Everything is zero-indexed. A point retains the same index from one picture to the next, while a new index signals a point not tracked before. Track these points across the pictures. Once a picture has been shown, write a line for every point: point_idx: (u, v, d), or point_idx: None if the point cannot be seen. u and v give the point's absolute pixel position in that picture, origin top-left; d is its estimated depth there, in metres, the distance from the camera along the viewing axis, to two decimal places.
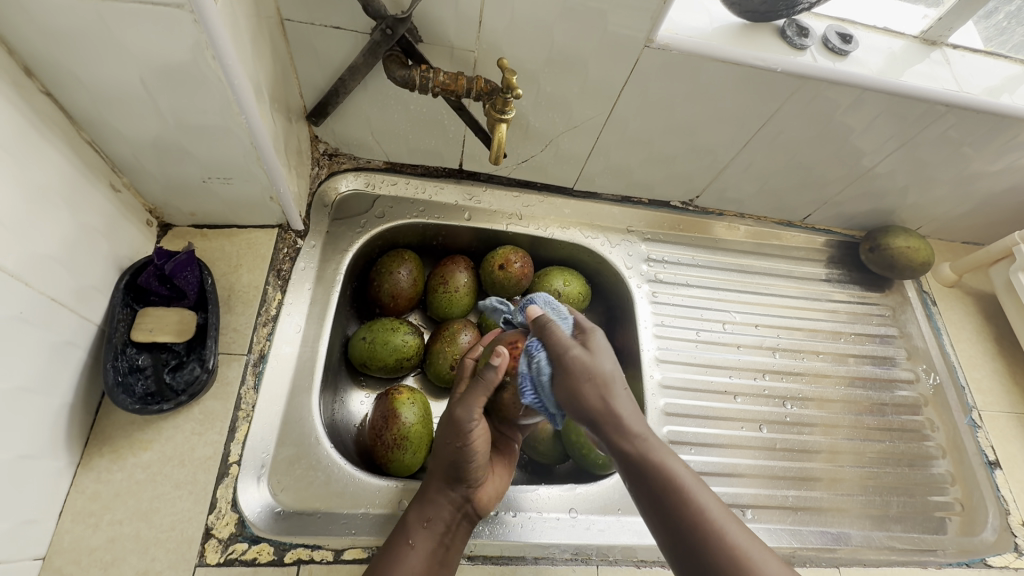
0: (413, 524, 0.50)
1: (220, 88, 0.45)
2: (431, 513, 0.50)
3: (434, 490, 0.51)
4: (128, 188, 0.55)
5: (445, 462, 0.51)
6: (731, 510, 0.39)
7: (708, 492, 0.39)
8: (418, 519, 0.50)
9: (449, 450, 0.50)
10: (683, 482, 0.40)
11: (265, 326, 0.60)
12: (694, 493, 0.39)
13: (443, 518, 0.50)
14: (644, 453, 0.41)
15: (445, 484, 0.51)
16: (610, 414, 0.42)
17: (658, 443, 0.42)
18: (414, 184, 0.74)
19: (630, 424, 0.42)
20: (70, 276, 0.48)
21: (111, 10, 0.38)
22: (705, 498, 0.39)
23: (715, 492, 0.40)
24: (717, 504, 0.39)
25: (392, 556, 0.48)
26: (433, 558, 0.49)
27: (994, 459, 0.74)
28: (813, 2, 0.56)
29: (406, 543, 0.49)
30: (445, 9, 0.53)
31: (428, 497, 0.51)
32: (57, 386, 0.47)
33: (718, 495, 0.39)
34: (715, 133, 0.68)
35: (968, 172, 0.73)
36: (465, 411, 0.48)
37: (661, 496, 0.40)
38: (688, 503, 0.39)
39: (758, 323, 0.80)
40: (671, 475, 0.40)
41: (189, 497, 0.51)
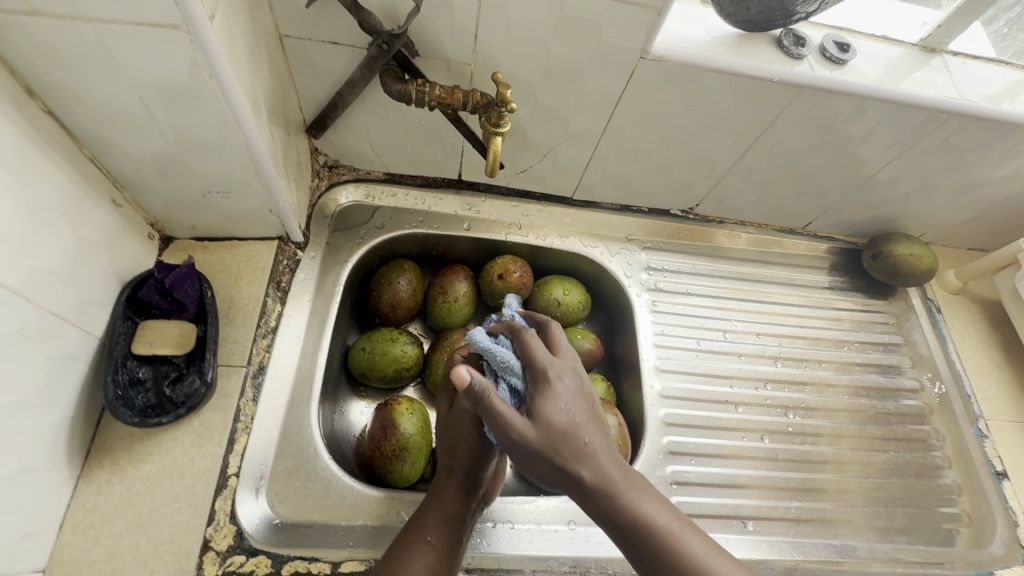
0: (432, 521, 0.49)
1: (217, 105, 0.46)
2: (450, 510, 0.49)
3: (446, 487, 0.50)
4: (130, 204, 0.56)
5: (459, 462, 0.50)
6: (706, 541, 0.40)
7: (679, 522, 0.41)
8: (436, 516, 0.49)
9: (463, 449, 0.49)
10: (667, 529, 0.40)
11: (264, 338, 0.61)
12: (681, 539, 0.40)
13: (458, 515, 0.50)
14: (627, 505, 0.40)
15: (458, 483, 0.50)
16: (586, 458, 0.40)
17: (637, 485, 0.41)
18: (413, 195, 0.74)
19: (619, 474, 0.41)
20: (71, 290, 0.49)
21: (109, 31, 0.39)
22: (691, 542, 0.40)
23: (694, 526, 0.41)
24: (693, 540, 0.40)
25: (412, 551, 0.47)
26: (450, 555, 0.48)
27: (1001, 470, 0.73)
28: (810, 10, 0.55)
29: (424, 539, 0.48)
30: (441, 23, 0.54)
31: (442, 495, 0.50)
32: (58, 399, 0.48)
33: (699, 533, 0.41)
34: (713, 142, 0.68)
35: (970, 179, 0.73)
36: (466, 406, 0.49)
37: (652, 551, 0.39)
38: (674, 549, 0.39)
39: (760, 332, 0.79)
40: (655, 523, 0.40)
41: (188, 509, 0.51)
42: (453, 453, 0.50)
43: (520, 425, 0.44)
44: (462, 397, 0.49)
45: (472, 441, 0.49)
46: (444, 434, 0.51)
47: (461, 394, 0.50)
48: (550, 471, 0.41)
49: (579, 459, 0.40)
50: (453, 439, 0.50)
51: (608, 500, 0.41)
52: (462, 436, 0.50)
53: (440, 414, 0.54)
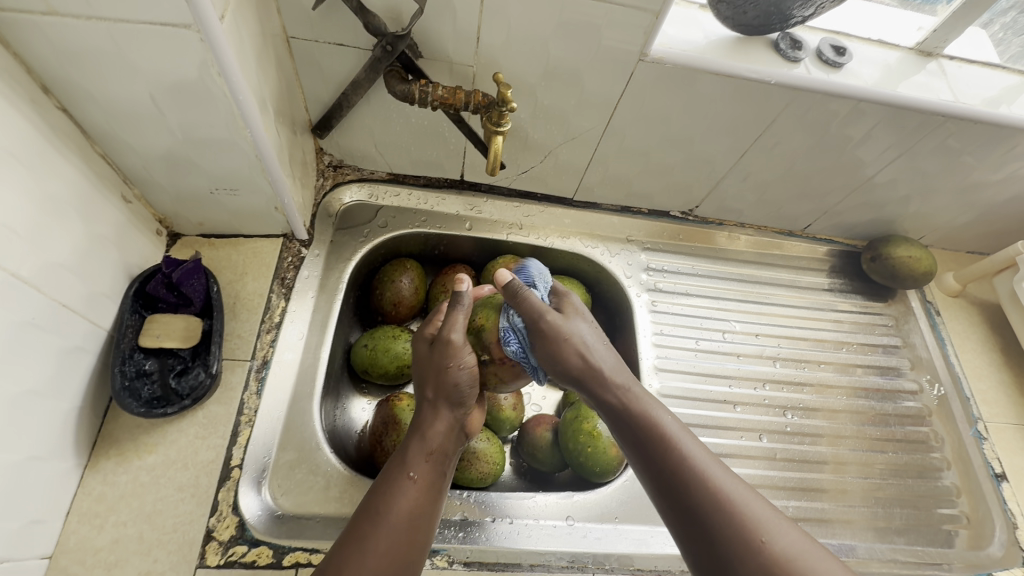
0: (415, 456, 0.46)
1: (226, 103, 0.47)
2: (431, 445, 0.47)
3: (431, 421, 0.48)
4: (138, 200, 0.57)
5: (442, 392, 0.48)
6: (706, 452, 0.44)
7: (687, 438, 0.44)
8: (418, 452, 0.46)
9: (448, 378, 0.48)
10: (669, 431, 0.44)
11: (268, 333, 0.62)
12: (679, 442, 0.44)
13: (442, 449, 0.47)
14: (636, 406, 0.46)
15: (443, 414, 0.48)
16: (602, 372, 0.47)
17: (650, 399, 0.47)
18: (416, 195, 0.75)
19: (628, 383, 0.47)
20: (81, 283, 0.50)
21: (122, 30, 0.40)
22: (687, 445, 0.44)
23: (695, 438, 0.45)
24: (700, 451, 0.43)
25: (396, 488, 0.44)
26: (435, 491, 0.46)
27: (1000, 471, 0.73)
28: (806, 15, 0.57)
29: (407, 476, 0.45)
30: (445, 25, 0.55)
31: (425, 429, 0.48)
32: (66, 390, 0.49)
33: (699, 444, 0.44)
34: (712, 143, 0.68)
35: (968, 182, 0.73)
36: (455, 334, 0.48)
37: (654, 453, 0.44)
38: (671, 449, 0.43)
39: (759, 333, 0.80)
40: (658, 427, 0.45)
41: (191, 500, 0.52)
42: (436, 383, 0.48)
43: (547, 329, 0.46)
44: (451, 325, 0.49)
45: (458, 354, 0.48)
46: (430, 366, 0.49)
47: (448, 324, 0.49)
48: (572, 368, 0.47)
49: (599, 358, 0.47)
50: (438, 370, 0.49)
51: (617, 403, 0.46)
52: (447, 366, 0.48)
53: (418, 355, 0.51)
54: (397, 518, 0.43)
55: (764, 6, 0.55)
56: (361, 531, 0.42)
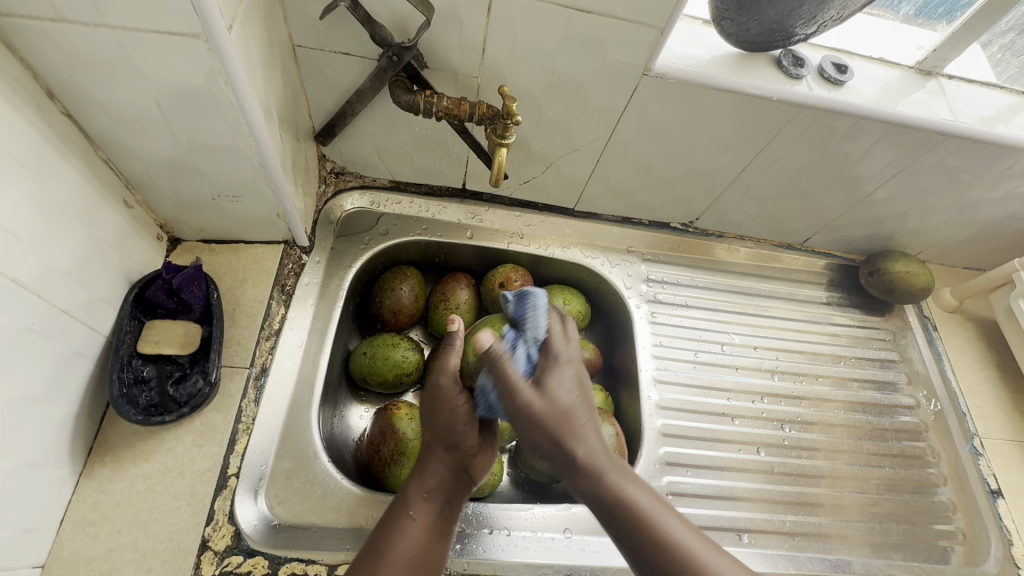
0: (413, 495, 0.47)
1: (231, 111, 0.47)
2: (429, 483, 0.48)
3: (429, 463, 0.49)
4: (140, 205, 0.57)
5: (440, 433, 0.49)
6: (683, 522, 0.43)
7: (666, 513, 0.43)
8: (416, 491, 0.48)
9: (444, 419, 0.49)
10: (648, 511, 0.43)
11: (268, 340, 0.61)
12: (659, 520, 0.42)
13: (441, 489, 0.48)
14: (612, 483, 0.44)
15: (442, 456, 0.49)
16: (580, 435, 0.45)
17: (624, 473, 0.45)
18: (417, 203, 0.75)
19: (602, 457, 0.45)
20: (81, 289, 0.49)
21: (130, 39, 0.41)
22: (668, 520, 0.43)
23: (672, 509, 0.44)
24: (680, 526, 0.43)
25: (394, 525, 0.46)
26: (434, 528, 0.47)
27: (996, 488, 0.73)
28: (808, 33, 0.57)
29: (407, 514, 0.46)
30: (450, 37, 0.55)
31: (423, 469, 0.49)
32: (64, 396, 0.49)
33: (675, 513, 0.43)
34: (714, 158, 0.69)
35: (966, 199, 0.74)
36: (444, 378, 0.49)
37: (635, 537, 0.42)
38: (654, 530, 0.42)
39: (757, 346, 0.80)
40: (637, 506, 0.43)
41: (188, 508, 0.52)
42: (434, 424, 0.50)
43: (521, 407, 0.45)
44: (439, 371, 0.50)
45: (450, 395, 0.49)
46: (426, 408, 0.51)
47: (438, 369, 0.50)
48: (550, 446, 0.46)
49: (581, 434, 0.45)
50: (433, 415, 0.50)
51: (594, 481, 0.44)
52: (440, 406, 0.49)
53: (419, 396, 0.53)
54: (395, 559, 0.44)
55: (767, 23, 0.55)
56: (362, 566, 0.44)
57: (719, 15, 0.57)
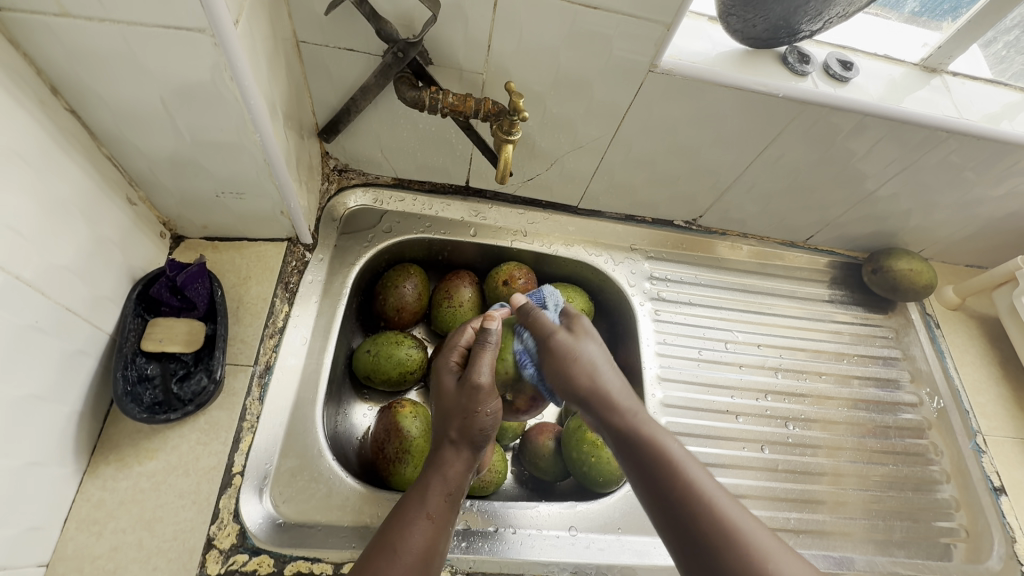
0: (435, 495, 0.46)
1: (236, 107, 0.47)
2: (452, 485, 0.47)
3: (450, 461, 0.48)
4: (143, 202, 0.57)
5: (468, 433, 0.49)
6: (715, 481, 0.41)
7: (699, 469, 0.42)
8: (438, 490, 0.46)
9: (475, 422, 0.49)
10: (675, 456, 0.42)
11: (271, 338, 0.61)
12: (686, 467, 0.42)
13: (460, 489, 0.48)
14: (642, 430, 0.45)
15: (465, 456, 0.49)
16: (602, 379, 0.49)
17: (658, 425, 0.45)
18: (420, 201, 0.75)
19: (633, 403, 0.47)
20: (84, 286, 0.49)
21: (135, 33, 0.40)
22: (693, 472, 0.41)
23: (705, 467, 0.42)
24: (711, 484, 0.41)
25: (412, 525, 0.44)
26: (449, 530, 0.46)
27: (999, 485, 0.73)
28: (814, 30, 0.57)
29: (424, 514, 0.45)
30: (456, 33, 0.55)
31: (446, 469, 0.48)
32: (67, 394, 0.48)
33: (707, 472, 0.42)
34: (718, 155, 0.69)
35: (969, 197, 0.74)
36: (480, 375, 0.50)
37: (657, 472, 0.42)
38: (678, 474, 0.41)
39: (760, 343, 0.80)
40: (664, 450, 0.43)
41: (192, 507, 0.51)
42: (462, 424, 0.49)
43: (554, 346, 0.51)
44: (477, 367, 0.51)
45: (487, 398, 0.49)
46: (456, 405, 0.50)
47: (474, 366, 0.51)
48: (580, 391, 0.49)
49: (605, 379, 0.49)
50: (465, 413, 0.49)
51: (626, 418, 0.46)
52: (474, 409, 0.49)
53: (443, 391, 0.52)
54: (414, 556, 0.43)
55: (773, 20, 0.55)
56: (377, 565, 0.41)
57: (725, 12, 0.57)
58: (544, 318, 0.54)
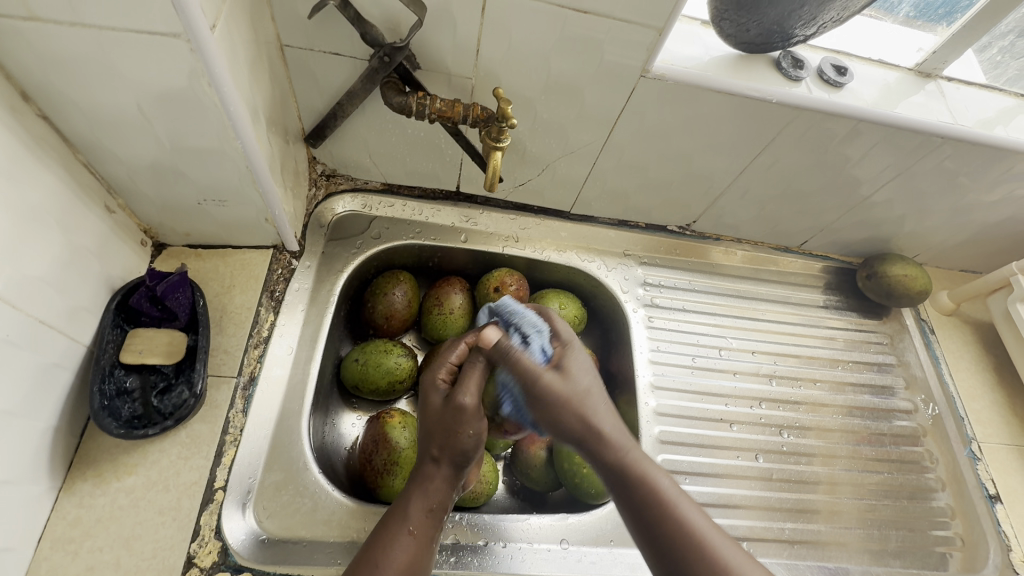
0: (415, 510, 0.46)
1: (216, 113, 0.45)
2: (433, 500, 0.47)
3: (428, 476, 0.47)
4: (123, 209, 0.55)
5: (450, 452, 0.47)
6: (704, 515, 0.42)
7: (690, 505, 0.42)
8: (420, 506, 0.46)
9: (457, 442, 0.46)
10: (670, 495, 0.42)
11: (256, 348, 0.60)
12: (680, 507, 0.42)
13: (442, 504, 0.47)
14: (635, 468, 0.43)
15: (447, 472, 0.47)
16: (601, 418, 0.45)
17: (648, 457, 0.44)
18: (410, 206, 0.74)
19: (627, 441, 0.45)
20: (59, 297, 0.48)
21: (108, 38, 0.39)
22: (689, 509, 0.42)
23: (696, 502, 0.43)
24: (703, 519, 0.42)
25: (392, 542, 0.44)
26: (431, 544, 0.46)
27: (994, 493, 0.73)
28: (808, 34, 0.56)
29: (406, 530, 0.45)
30: (443, 37, 0.54)
31: (428, 486, 0.47)
32: (41, 409, 0.47)
33: (699, 508, 0.42)
34: (712, 160, 0.68)
35: (964, 202, 0.73)
36: (464, 399, 0.47)
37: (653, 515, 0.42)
38: (675, 514, 0.41)
39: (755, 350, 0.79)
40: (660, 490, 0.42)
41: (172, 524, 0.50)
42: (444, 444, 0.47)
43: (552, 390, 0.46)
44: (463, 390, 0.47)
45: (470, 419, 0.46)
46: (438, 423, 0.47)
47: (462, 388, 0.47)
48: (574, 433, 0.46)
49: (601, 415, 0.45)
50: (448, 432, 0.47)
51: (618, 458, 0.44)
52: (457, 430, 0.46)
53: (428, 406, 0.50)
54: (396, 573, 0.43)
55: (766, 25, 0.54)
56: None
57: (718, 16, 0.56)
58: (561, 326, 0.51)
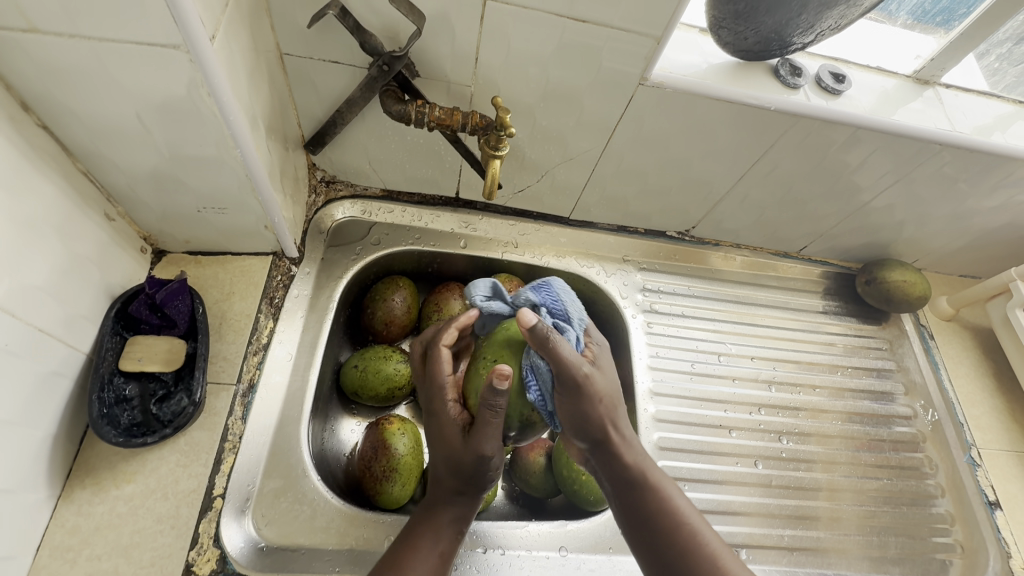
0: (427, 547, 0.48)
1: (215, 122, 0.45)
2: (461, 522, 0.51)
3: (437, 509, 0.50)
4: (123, 217, 0.55)
5: (475, 480, 0.50)
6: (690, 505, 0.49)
7: (682, 500, 0.49)
8: (450, 529, 0.50)
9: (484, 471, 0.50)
10: (665, 488, 0.49)
11: (255, 355, 0.60)
12: (672, 498, 0.48)
13: (466, 525, 0.51)
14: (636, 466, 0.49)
15: (473, 496, 0.51)
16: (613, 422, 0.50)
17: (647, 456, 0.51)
18: (410, 212, 0.74)
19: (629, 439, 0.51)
20: (58, 305, 0.48)
21: (107, 49, 0.39)
22: (679, 499, 0.49)
23: (684, 495, 0.49)
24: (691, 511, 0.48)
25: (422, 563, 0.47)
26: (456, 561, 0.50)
27: (994, 499, 0.73)
28: (806, 42, 0.57)
29: (436, 552, 0.48)
30: (442, 45, 0.54)
31: (455, 509, 0.51)
32: (40, 418, 0.47)
33: (686, 499, 0.50)
34: (711, 167, 0.68)
35: (962, 208, 0.74)
36: (489, 445, 0.48)
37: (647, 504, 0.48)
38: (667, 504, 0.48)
39: (754, 356, 0.79)
40: (657, 483, 0.49)
41: (171, 532, 0.50)
42: (472, 475, 0.50)
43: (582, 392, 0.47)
44: (486, 437, 0.47)
45: (495, 455, 0.49)
46: (461, 459, 0.49)
47: (484, 436, 0.47)
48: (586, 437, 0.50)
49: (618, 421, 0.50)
50: (476, 467, 0.49)
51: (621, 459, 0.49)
52: (484, 464, 0.49)
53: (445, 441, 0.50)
54: None
55: (764, 33, 0.55)
56: None
57: (716, 24, 0.56)
58: (566, 354, 0.45)
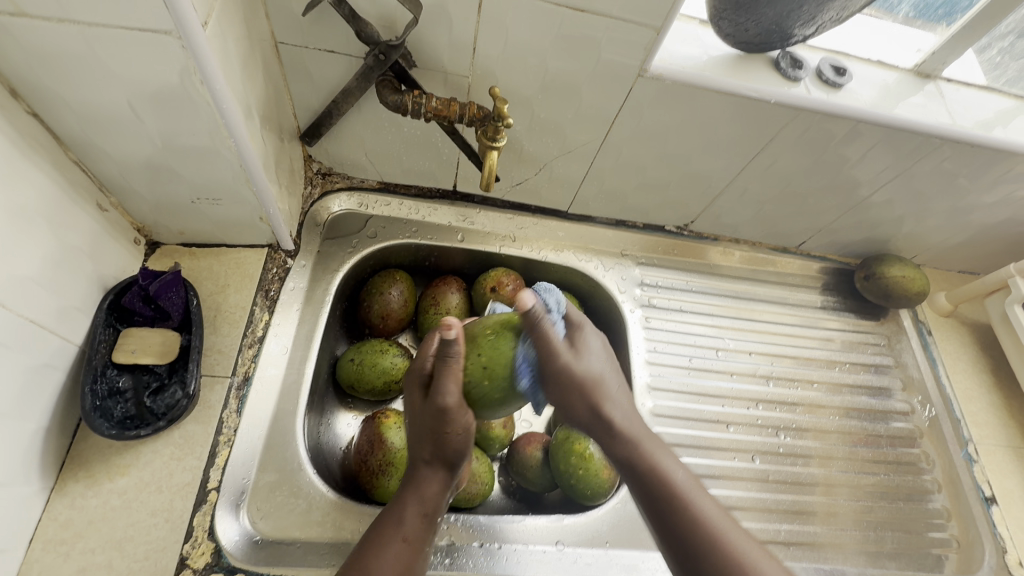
0: (410, 515, 0.45)
1: (208, 111, 0.45)
2: (428, 504, 0.46)
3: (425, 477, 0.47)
4: (116, 208, 0.55)
5: (439, 450, 0.46)
6: (718, 506, 0.43)
7: (703, 496, 0.44)
8: (414, 510, 0.45)
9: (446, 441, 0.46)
10: (681, 486, 0.44)
11: (250, 347, 0.59)
12: (692, 498, 0.43)
13: (437, 507, 0.47)
14: (647, 456, 0.45)
15: (439, 473, 0.47)
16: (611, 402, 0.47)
17: (660, 447, 0.46)
18: (407, 205, 0.73)
19: (638, 430, 0.47)
20: (50, 296, 0.47)
21: (97, 34, 0.38)
22: (702, 501, 0.43)
23: (707, 492, 0.44)
24: (716, 511, 0.43)
25: (387, 549, 0.43)
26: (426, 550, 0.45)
27: (990, 495, 0.73)
28: (807, 34, 0.56)
29: (400, 537, 0.44)
30: (440, 35, 0.53)
31: (422, 488, 0.46)
32: (32, 410, 0.46)
33: (711, 497, 0.44)
34: (710, 161, 0.68)
35: (962, 203, 0.73)
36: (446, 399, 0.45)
37: (665, 504, 0.43)
38: (687, 506, 0.43)
39: (752, 351, 0.79)
40: (672, 479, 0.44)
41: (165, 525, 0.50)
42: (434, 443, 0.46)
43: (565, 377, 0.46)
44: (442, 391, 0.45)
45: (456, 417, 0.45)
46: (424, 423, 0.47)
47: (440, 387, 0.45)
48: (584, 413, 0.48)
49: (612, 402, 0.47)
50: (434, 434, 0.46)
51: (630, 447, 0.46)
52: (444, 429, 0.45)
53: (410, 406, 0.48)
54: None
55: (765, 24, 0.54)
56: None
57: (717, 16, 0.56)
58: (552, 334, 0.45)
